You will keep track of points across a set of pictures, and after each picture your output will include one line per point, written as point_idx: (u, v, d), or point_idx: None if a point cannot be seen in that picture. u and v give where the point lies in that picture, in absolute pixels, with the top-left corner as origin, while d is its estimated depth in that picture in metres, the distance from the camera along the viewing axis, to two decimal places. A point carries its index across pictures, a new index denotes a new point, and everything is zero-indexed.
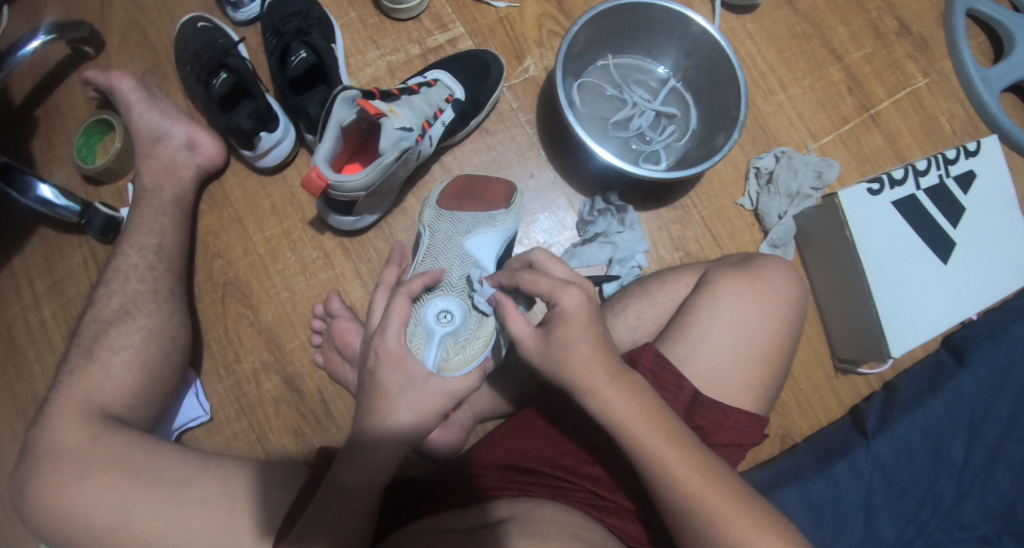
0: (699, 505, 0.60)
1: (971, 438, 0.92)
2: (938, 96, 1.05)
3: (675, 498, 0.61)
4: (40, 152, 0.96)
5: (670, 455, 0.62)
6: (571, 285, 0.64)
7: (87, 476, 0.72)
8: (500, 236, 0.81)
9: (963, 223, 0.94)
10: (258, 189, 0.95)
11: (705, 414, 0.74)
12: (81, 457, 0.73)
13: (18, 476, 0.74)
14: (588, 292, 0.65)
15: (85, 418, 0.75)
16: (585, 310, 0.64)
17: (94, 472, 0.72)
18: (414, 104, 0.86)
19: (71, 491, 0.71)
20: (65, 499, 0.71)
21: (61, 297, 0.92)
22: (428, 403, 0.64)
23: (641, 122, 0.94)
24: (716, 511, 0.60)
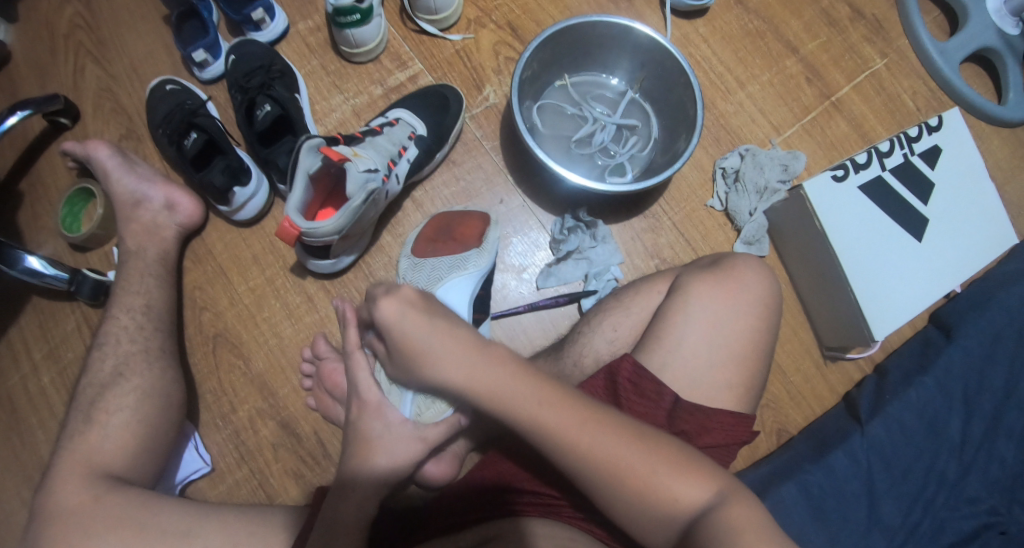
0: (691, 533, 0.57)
1: (967, 413, 0.92)
2: (898, 77, 1.05)
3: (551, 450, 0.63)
4: (27, 225, 0.99)
5: (543, 411, 0.63)
6: (401, 285, 0.69)
7: (93, 536, 0.74)
8: (473, 279, 0.84)
9: (933, 200, 0.94)
10: (239, 241, 0.98)
11: (688, 419, 0.74)
12: (85, 518, 0.75)
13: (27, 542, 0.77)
14: (408, 292, 0.68)
15: (87, 480, 0.77)
16: (407, 308, 0.67)
17: (99, 531, 0.75)
18: (379, 145, 0.88)
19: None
20: None
21: (59, 363, 0.95)
22: (404, 447, 0.69)
23: (603, 136, 0.96)
24: (589, 449, 0.61)
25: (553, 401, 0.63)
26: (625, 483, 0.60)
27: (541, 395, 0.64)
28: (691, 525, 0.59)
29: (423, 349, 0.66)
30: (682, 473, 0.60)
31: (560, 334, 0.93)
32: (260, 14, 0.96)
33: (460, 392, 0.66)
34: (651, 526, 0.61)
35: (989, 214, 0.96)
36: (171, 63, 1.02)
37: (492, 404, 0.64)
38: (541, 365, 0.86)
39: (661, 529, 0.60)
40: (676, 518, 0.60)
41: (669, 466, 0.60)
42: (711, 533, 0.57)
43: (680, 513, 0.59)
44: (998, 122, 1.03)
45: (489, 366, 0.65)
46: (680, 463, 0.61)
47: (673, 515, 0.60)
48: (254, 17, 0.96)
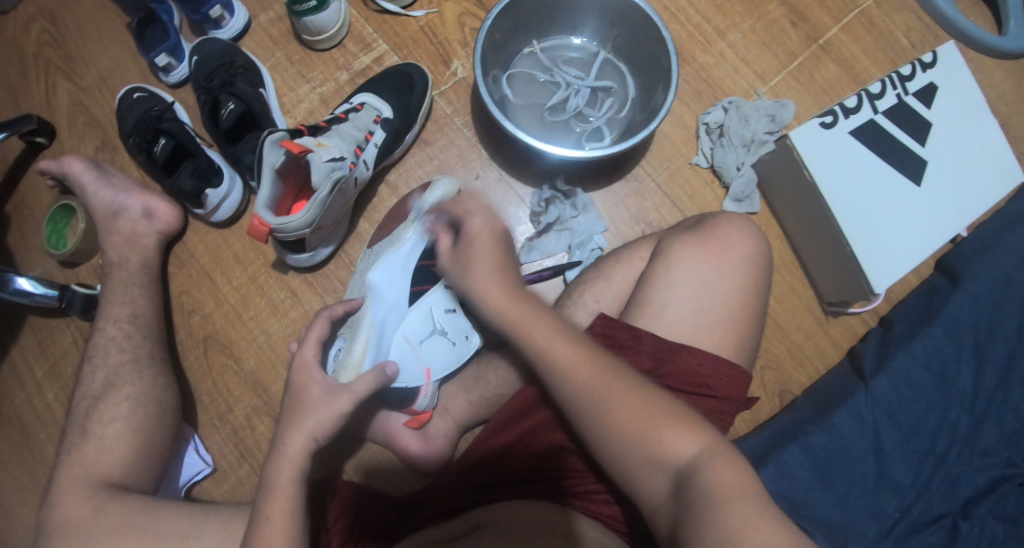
0: (636, 438, 0.61)
1: (978, 362, 0.88)
2: (889, 12, 1.00)
3: (566, 392, 0.65)
4: (16, 245, 1.00)
5: (560, 349, 0.65)
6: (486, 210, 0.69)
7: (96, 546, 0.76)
8: (399, 255, 0.83)
9: (931, 140, 0.89)
10: (219, 242, 0.97)
11: (672, 370, 0.73)
12: (88, 528, 0.77)
13: None
14: (497, 219, 0.69)
15: (86, 491, 0.79)
16: (492, 229, 0.68)
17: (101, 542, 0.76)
18: (344, 132, 0.88)
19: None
20: None
21: (61, 379, 0.95)
22: (334, 403, 0.66)
23: (577, 101, 0.92)
24: (606, 399, 0.63)
25: (574, 348, 0.65)
26: (630, 437, 0.62)
27: (573, 343, 0.65)
28: (680, 477, 0.59)
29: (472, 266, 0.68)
30: (683, 428, 0.61)
31: None
32: (219, 11, 0.94)
33: (495, 315, 0.68)
34: (638, 471, 0.61)
35: (994, 150, 0.90)
36: (138, 69, 1.02)
37: (521, 337, 0.66)
38: None
39: (650, 473, 0.61)
40: (663, 464, 0.60)
41: (674, 421, 0.61)
42: (700, 495, 0.57)
43: (671, 463, 0.60)
44: (998, 53, 0.97)
45: (542, 319, 0.66)
46: (680, 418, 0.62)
47: (662, 462, 0.60)
48: (214, 14, 0.95)
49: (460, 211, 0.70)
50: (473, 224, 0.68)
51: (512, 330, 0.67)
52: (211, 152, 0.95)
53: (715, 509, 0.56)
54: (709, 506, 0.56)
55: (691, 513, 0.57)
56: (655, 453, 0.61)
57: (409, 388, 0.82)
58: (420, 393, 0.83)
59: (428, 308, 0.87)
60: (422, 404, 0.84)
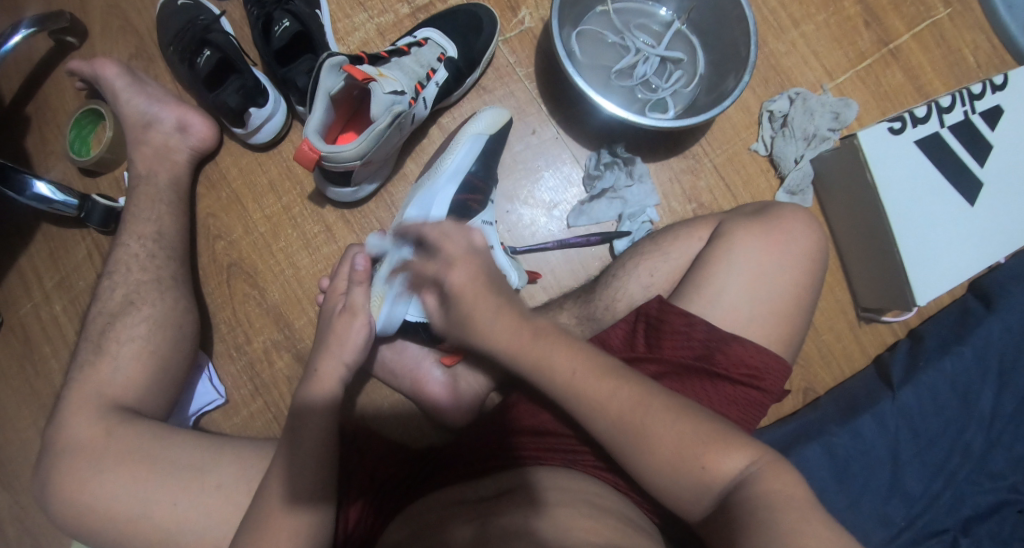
0: (679, 453, 0.59)
1: (1001, 386, 0.89)
2: (961, 28, 0.97)
3: (604, 430, 0.62)
4: (34, 149, 0.95)
5: (591, 384, 0.62)
6: (471, 234, 0.68)
7: (105, 471, 0.73)
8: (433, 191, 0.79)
9: (991, 161, 0.88)
10: (254, 166, 0.93)
11: (723, 359, 0.72)
12: (97, 451, 0.73)
13: (38, 475, 0.75)
14: (476, 239, 0.68)
15: (97, 412, 0.75)
16: (474, 283, 0.65)
17: (111, 466, 0.73)
18: (405, 66, 0.83)
19: (92, 486, 0.72)
20: (85, 494, 0.72)
21: (70, 292, 0.93)
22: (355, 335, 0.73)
23: (646, 69, 0.90)
24: (650, 426, 0.60)
25: (608, 379, 0.62)
26: (674, 461, 0.59)
27: (603, 378, 0.62)
28: (727, 494, 0.57)
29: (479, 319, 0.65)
30: (729, 448, 0.58)
31: (590, 275, 0.90)
32: None
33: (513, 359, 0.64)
34: (686, 496, 0.59)
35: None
36: None
37: (542, 380, 0.63)
38: (571, 307, 0.83)
39: (694, 499, 0.59)
40: (710, 488, 0.58)
41: (724, 442, 0.59)
42: (748, 511, 0.55)
43: (718, 482, 0.58)
44: None
45: (571, 349, 0.64)
46: (724, 437, 0.59)
47: (708, 485, 0.58)
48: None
49: (439, 261, 0.67)
50: (455, 277, 0.65)
51: (519, 366, 0.64)
52: (257, 71, 0.89)
53: (763, 518, 0.54)
54: (757, 520, 0.54)
55: (741, 521, 0.55)
56: (704, 471, 0.58)
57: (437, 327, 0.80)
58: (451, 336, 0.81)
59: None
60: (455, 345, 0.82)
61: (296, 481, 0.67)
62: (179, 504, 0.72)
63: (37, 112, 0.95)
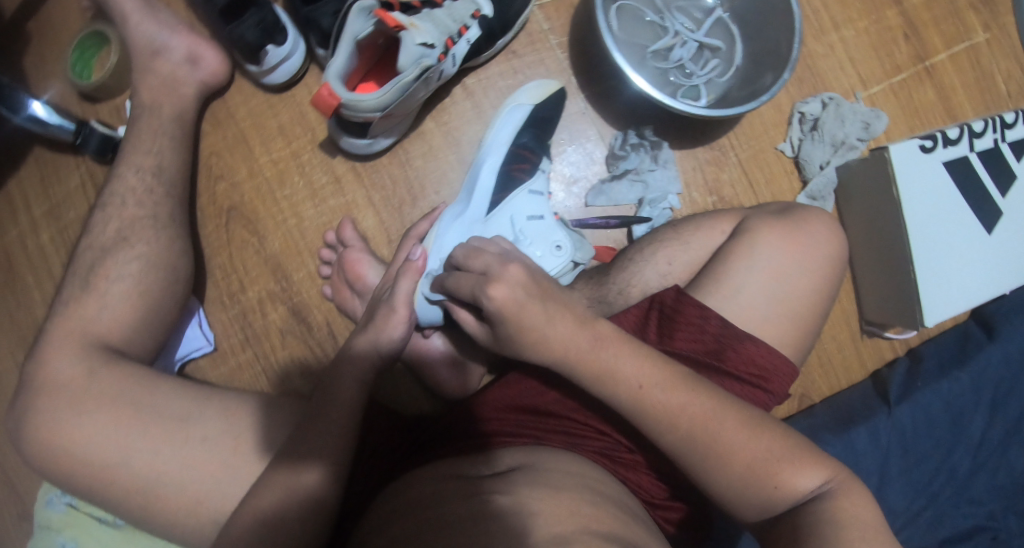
0: (752, 473, 0.59)
1: (993, 413, 0.90)
2: (997, 54, 0.96)
3: (672, 442, 0.61)
4: (29, 63, 0.89)
5: (659, 396, 0.61)
6: (507, 263, 0.63)
7: (87, 414, 0.69)
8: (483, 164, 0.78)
9: (1013, 192, 0.88)
10: (265, 107, 0.88)
11: (735, 358, 0.71)
12: (80, 393, 0.70)
13: (14, 410, 0.71)
14: (511, 276, 0.62)
15: (82, 352, 0.71)
16: (518, 298, 0.62)
17: (94, 410, 0.69)
18: (438, 19, 0.77)
19: (69, 429, 0.69)
20: (62, 436, 0.68)
21: (59, 222, 0.88)
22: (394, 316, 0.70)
23: (682, 53, 0.88)
24: (719, 440, 0.60)
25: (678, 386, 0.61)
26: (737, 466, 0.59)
27: (671, 384, 0.61)
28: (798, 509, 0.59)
29: (539, 331, 0.62)
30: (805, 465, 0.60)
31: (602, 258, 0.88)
32: None
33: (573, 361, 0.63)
34: (752, 507, 0.60)
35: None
36: None
37: (607, 388, 0.62)
38: (583, 288, 0.81)
39: (756, 511, 0.60)
40: (778, 502, 0.60)
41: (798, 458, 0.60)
42: (813, 523, 0.58)
43: (786, 500, 0.59)
44: None
45: (631, 355, 0.62)
46: (799, 453, 0.61)
47: (776, 500, 0.60)
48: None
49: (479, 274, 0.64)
50: (497, 292, 0.62)
51: (583, 377, 0.63)
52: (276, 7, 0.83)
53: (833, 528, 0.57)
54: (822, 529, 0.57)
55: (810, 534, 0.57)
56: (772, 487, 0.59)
57: None
58: None
59: (509, 217, 0.76)
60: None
61: (307, 445, 0.63)
62: (164, 453, 0.69)
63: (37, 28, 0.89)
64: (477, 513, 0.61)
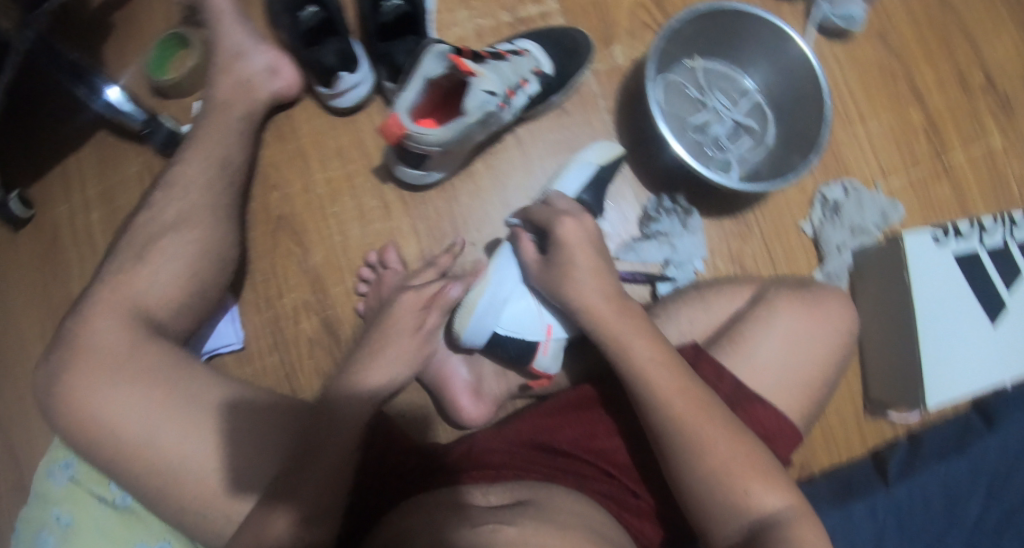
0: (718, 475, 0.65)
1: (988, 501, 0.92)
2: (1012, 161, 1.03)
3: (659, 422, 0.68)
4: (112, 62, 0.97)
5: (661, 373, 0.69)
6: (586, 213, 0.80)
7: (119, 385, 0.71)
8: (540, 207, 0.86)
9: (1020, 289, 0.92)
10: (326, 129, 0.94)
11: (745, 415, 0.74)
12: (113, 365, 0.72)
13: (48, 366, 0.74)
14: (587, 222, 0.78)
15: (125, 319, 0.74)
16: (579, 236, 0.77)
17: (127, 382, 0.71)
18: (502, 69, 0.83)
19: (97, 399, 0.70)
20: (91, 402, 0.70)
21: (110, 204, 0.98)
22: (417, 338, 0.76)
23: (719, 128, 0.96)
24: (702, 432, 0.67)
25: (675, 377, 0.69)
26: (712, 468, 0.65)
27: (673, 370, 0.69)
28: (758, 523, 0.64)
29: (576, 276, 0.75)
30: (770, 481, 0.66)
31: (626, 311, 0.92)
32: None
33: (595, 319, 0.74)
34: (718, 512, 0.65)
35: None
36: None
37: (620, 353, 0.72)
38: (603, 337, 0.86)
39: (724, 517, 0.65)
40: (743, 512, 0.65)
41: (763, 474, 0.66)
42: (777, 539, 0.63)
43: (749, 512, 0.64)
44: None
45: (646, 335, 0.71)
46: (765, 469, 0.66)
47: (743, 509, 0.65)
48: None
49: (561, 210, 0.80)
50: (563, 229, 0.77)
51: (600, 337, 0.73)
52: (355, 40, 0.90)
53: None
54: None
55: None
56: (740, 498, 0.65)
57: (526, 341, 0.82)
58: (539, 350, 0.82)
59: None
60: (541, 363, 0.83)
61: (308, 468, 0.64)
62: (193, 429, 0.71)
63: (137, 30, 0.97)
64: (487, 537, 0.60)
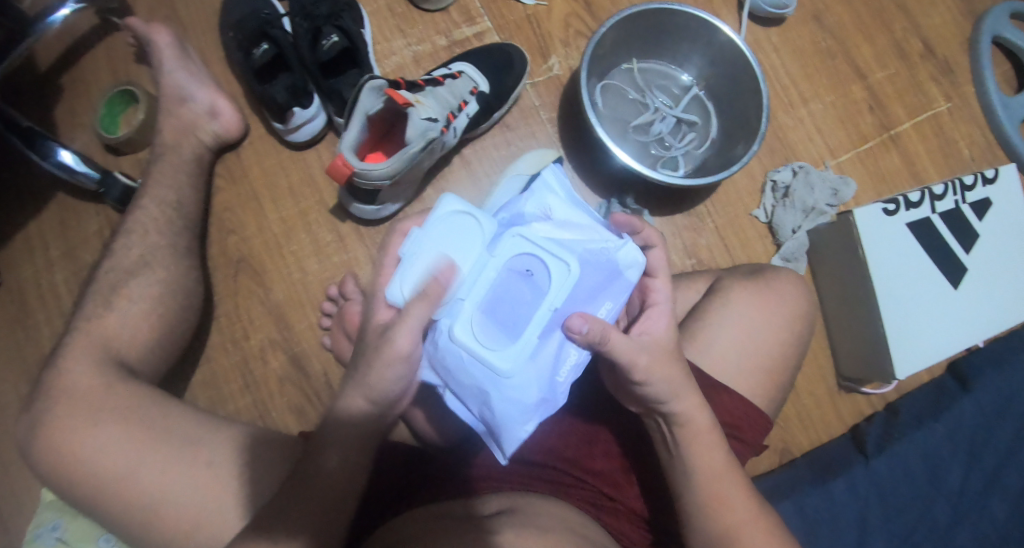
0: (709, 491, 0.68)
1: (970, 464, 0.90)
2: (958, 122, 1.03)
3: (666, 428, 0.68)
4: (61, 119, 0.93)
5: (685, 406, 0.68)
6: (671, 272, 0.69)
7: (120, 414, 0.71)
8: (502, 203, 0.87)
9: (976, 250, 0.92)
10: (277, 168, 0.95)
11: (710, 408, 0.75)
12: (94, 403, 0.71)
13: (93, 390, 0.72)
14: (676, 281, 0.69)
15: (100, 364, 0.74)
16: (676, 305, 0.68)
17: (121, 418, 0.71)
18: (440, 96, 0.87)
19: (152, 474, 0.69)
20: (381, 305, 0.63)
21: (75, 263, 0.92)
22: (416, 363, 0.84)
23: (662, 127, 0.96)
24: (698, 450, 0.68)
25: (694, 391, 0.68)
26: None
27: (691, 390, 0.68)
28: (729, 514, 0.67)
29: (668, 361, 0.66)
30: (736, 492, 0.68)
31: None
32: None
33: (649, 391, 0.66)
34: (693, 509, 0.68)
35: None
36: None
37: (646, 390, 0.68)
38: None
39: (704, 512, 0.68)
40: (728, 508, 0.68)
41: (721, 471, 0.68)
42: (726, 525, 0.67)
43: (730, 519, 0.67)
44: None
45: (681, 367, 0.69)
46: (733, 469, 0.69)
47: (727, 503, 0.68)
48: None
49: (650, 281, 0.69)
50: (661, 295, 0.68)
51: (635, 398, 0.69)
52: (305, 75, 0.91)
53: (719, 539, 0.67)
54: None
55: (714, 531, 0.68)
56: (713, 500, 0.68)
57: None
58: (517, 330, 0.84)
59: None
60: None
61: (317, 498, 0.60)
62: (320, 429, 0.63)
63: (89, 89, 0.94)
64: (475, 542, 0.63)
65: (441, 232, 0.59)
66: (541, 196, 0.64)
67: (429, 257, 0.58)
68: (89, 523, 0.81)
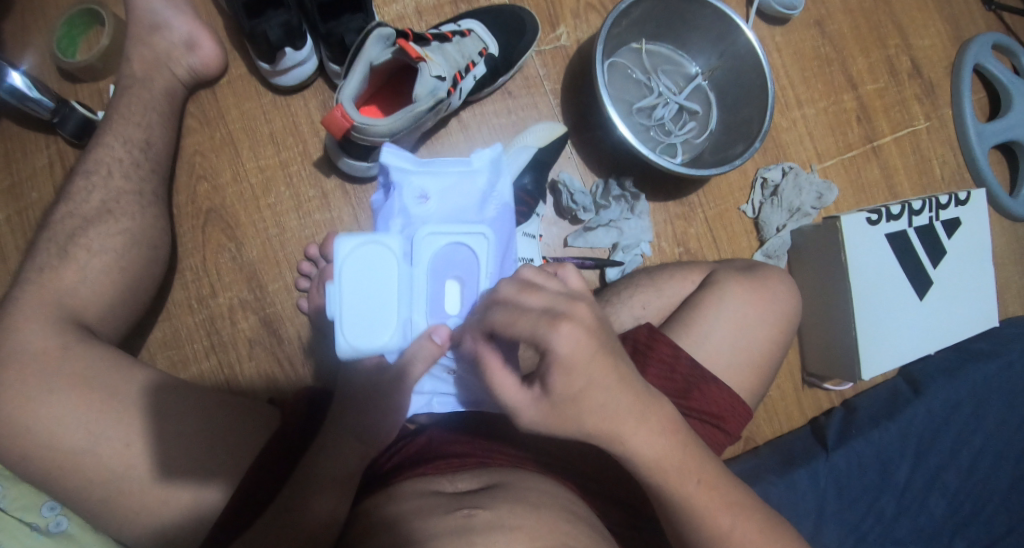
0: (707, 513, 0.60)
1: (916, 462, 0.96)
2: (935, 141, 1.07)
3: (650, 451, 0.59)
4: (10, 34, 0.84)
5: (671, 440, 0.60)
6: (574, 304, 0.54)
7: (85, 386, 0.65)
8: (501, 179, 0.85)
9: (943, 265, 0.97)
10: (258, 112, 0.87)
11: (698, 398, 0.75)
12: (52, 367, 0.65)
13: (56, 354, 0.65)
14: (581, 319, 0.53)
15: (57, 323, 0.67)
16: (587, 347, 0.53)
17: (85, 387, 0.65)
18: (448, 53, 0.81)
19: (115, 450, 0.64)
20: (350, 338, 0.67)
21: (17, 199, 0.82)
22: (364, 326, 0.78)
23: (664, 113, 0.95)
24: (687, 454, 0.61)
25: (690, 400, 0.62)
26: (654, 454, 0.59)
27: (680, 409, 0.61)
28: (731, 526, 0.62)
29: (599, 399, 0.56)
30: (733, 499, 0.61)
31: None
32: None
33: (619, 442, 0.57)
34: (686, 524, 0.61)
35: (982, 306, 0.99)
36: None
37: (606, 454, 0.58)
38: None
39: (697, 531, 0.62)
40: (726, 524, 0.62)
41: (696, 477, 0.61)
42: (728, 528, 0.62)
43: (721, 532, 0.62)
44: (1010, 215, 1.08)
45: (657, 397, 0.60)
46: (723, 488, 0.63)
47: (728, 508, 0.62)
48: None
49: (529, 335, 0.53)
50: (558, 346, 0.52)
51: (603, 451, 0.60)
52: (299, 14, 0.83)
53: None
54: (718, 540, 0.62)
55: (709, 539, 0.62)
56: (708, 520, 0.61)
57: None
58: None
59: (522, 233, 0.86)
60: None
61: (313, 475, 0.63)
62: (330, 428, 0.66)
63: (47, 8, 0.84)
64: (460, 525, 0.58)
65: (356, 290, 0.59)
66: (411, 187, 0.65)
67: (386, 317, 0.59)
68: (34, 489, 0.74)
